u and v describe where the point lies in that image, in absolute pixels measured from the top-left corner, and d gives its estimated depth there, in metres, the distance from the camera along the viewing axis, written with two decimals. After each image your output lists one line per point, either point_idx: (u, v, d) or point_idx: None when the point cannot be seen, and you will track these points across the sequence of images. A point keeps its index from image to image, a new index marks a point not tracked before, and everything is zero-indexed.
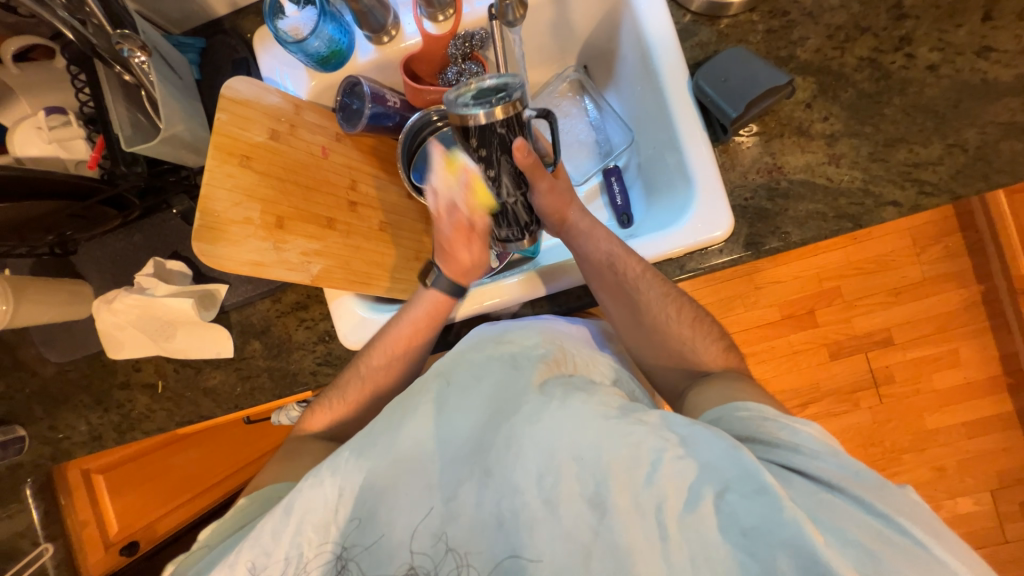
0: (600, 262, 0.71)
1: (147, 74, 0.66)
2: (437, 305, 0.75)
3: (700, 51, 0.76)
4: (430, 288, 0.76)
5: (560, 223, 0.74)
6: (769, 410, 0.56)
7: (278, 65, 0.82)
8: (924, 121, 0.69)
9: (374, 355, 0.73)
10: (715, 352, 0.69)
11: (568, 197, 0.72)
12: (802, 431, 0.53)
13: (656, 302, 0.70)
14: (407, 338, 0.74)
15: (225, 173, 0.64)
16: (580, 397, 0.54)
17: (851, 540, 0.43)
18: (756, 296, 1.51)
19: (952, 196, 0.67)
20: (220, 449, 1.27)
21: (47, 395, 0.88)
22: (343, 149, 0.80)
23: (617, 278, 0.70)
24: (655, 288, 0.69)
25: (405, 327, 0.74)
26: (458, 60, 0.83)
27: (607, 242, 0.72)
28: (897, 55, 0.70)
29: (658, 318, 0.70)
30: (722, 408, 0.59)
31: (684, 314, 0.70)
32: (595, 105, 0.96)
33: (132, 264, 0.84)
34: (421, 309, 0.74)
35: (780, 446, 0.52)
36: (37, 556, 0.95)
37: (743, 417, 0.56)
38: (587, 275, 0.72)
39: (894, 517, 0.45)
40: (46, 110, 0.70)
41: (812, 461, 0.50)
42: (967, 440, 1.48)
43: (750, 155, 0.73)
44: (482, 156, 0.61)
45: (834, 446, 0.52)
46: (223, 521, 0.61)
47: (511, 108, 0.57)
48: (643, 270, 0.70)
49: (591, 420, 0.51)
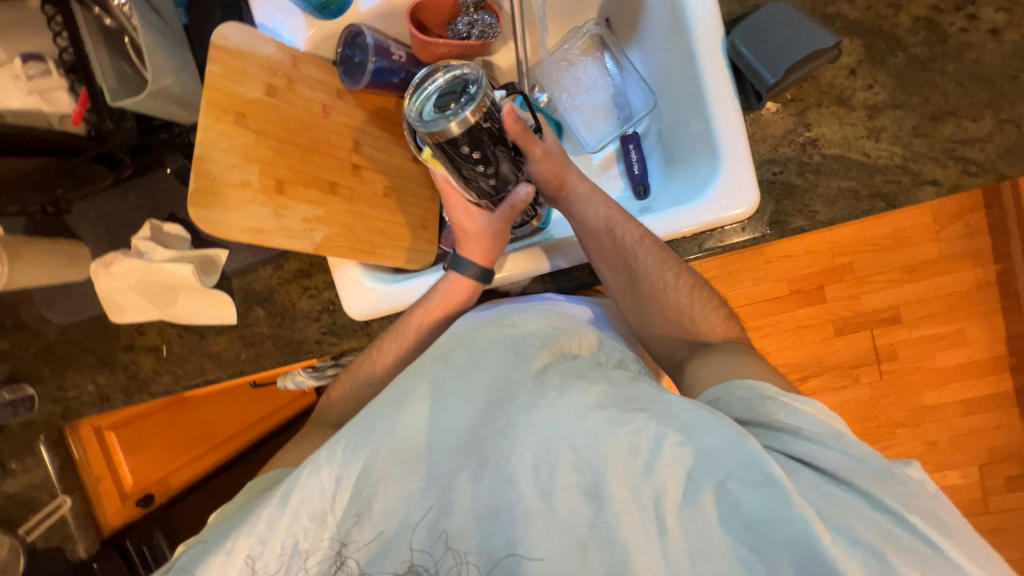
0: (597, 227, 0.68)
1: (128, 18, 0.61)
2: (454, 289, 0.71)
3: (739, 6, 0.69)
4: (452, 272, 0.72)
5: (559, 188, 0.71)
6: (769, 387, 0.54)
7: (273, 11, 0.76)
8: (977, 92, 0.63)
9: (388, 341, 0.72)
10: (714, 321, 0.67)
11: (565, 160, 0.70)
12: (803, 412, 0.51)
13: (653, 269, 0.66)
14: (422, 324, 0.71)
15: (219, 132, 0.60)
16: (579, 387, 0.53)
17: (860, 542, 0.42)
18: (765, 270, 1.48)
19: (997, 177, 0.63)
20: (233, 406, 1.34)
21: (51, 355, 0.87)
22: (345, 107, 0.75)
23: (614, 245, 0.67)
24: (652, 255, 0.66)
25: (422, 312, 0.71)
26: (470, 9, 0.76)
27: (606, 207, 0.69)
28: (957, 15, 0.63)
29: (656, 286, 0.67)
30: (721, 388, 0.57)
31: (683, 280, 0.67)
32: (616, 64, 0.89)
33: (127, 225, 0.81)
34: (439, 294, 0.71)
35: (782, 431, 0.50)
36: (55, 507, 0.96)
37: (741, 397, 0.54)
38: (584, 242, 0.69)
39: (905, 514, 0.43)
40: (22, 57, 0.64)
41: (815, 448, 0.48)
42: (962, 417, 1.49)
43: (781, 126, 0.67)
44: (478, 157, 0.60)
45: (837, 428, 0.50)
46: (230, 505, 0.61)
47: (482, 107, 0.55)
48: (642, 236, 0.66)
49: (588, 409, 0.50)
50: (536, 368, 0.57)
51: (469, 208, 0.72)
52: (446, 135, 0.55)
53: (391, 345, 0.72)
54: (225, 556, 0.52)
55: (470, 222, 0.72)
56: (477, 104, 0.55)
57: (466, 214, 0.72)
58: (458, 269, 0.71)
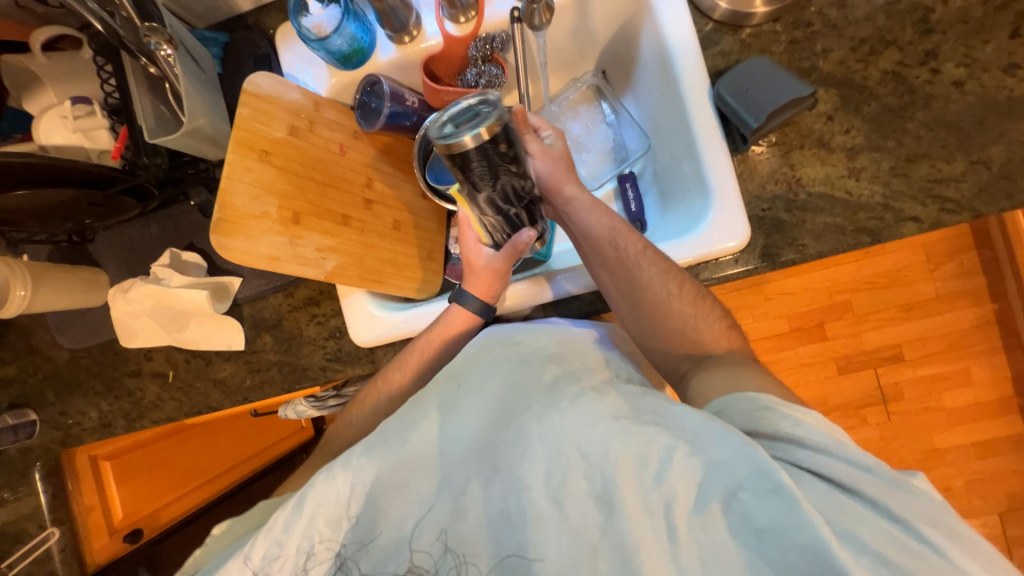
0: (601, 236, 0.71)
1: (172, 67, 0.67)
2: (456, 321, 0.73)
3: (723, 60, 0.76)
4: (453, 305, 0.74)
5: (554, 193, 0.74)
6: (771, 398, 0.54)
7: (300, 62, 0.83)
8: (947, 137, 0.68)
9: (395, 366, 0.74)
10: (717, 331, 0.68)
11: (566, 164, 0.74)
12: (803, 422, 0.51)
13: (656, 279, 0.68)
14: (426, 352, 0.73)
15: (244, 167, 0.65)
16: (591, 398, 0.54)
17: (867, 548, 0.43)
18: (764, 307, 1.50)
19: (974, 215, 0.66)
20: (224, 440, 1.34)
21: (58, 381, 0.88)
22: (360, 146, 0.80)
23: (616, 255, 0.69)
24: (655, 265, 0.68)
25: (423, 342, 0.73)
26: (478, 62, 0.83)
27: (609, 217, 0.72)
28: (922, 69, 0.70)
29: (658, 297, 0.68)
30: (722, 401, 0.57)
31: (686, 291, 0.68)
32: (613, 110, 0.96)
33: (148, 254, 0.84)
34: (443, 323, 0.73)
35: (785, 440, 0.50)
36: (43, 539, 0.94)
37: (742, 409, 0.54)
38: (585, 251, 0.72)
39: (913, 522, 0.44)
40: (72, 100, 0.71)
41: (818, 457, 0.48)
42: (976, 460, 1.45)
43: (768, 167, 0.72)
44: (513, 156, 0.57)
45: (839, 437, 0.50)
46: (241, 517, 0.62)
47: (497, 123, 0.52)
48: (644, 247, 0.69)
49: (598, 417, 0.52)
50: (548, 379, 0.59)
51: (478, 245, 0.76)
52: (464, 148, 0.51)
53: (394, 372, 0.73)
54: (241, 560, 0.53)
55: (477, 257, 0.76)
56: (497, 119, 0.51)
57: (476, 248, 0.76)
58: (460, 301, 0.74)
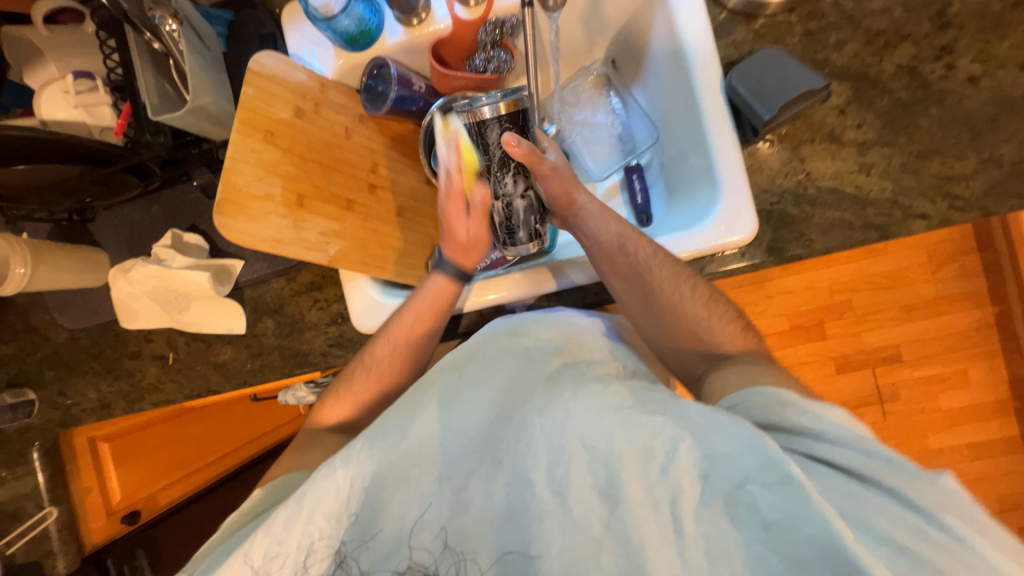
0: (610, 244, 0.70)
1: (176, 43, 0.66)
2: (440, 292, 0.73)
3: (735, 51, 0.75)
4: (435, 273, 0.74)
5: (568, 206, 0.72)
6: (788, 394, 0.55)
7: (306, 42, 0.81)
8: (959, 134, 0.68)
9: (380, 346, 0.72)
10: (733, 333, 0.68)
11: (572, 178, 0.71)
12: (825, 416, 0.51)
13: (668, 282, 0.67)
14: (411, 329, 0.72)
15: (249, 148, 0.64)
16: (593, 389, 0.54)
17: (884, 539, 0.42)
18: (765, 305, 1.50)
19: (983, 213, 0.66)
20: (222, 422, 1.33)
21: (57, 361, 0.88)
22: (365, 131, 0.79)
23: (628, 260, 0.68)
24: (666, 268, 0.68)
25: (405, 317, 0.72)
26: (487, 46, 0.82)
27: (618, 225, 0.71)
28: (936, 64, 0.69)
29: (672, 299, 0.68)
30: (738, 395, 0.58)
31: (699, 293, 0.68)
32: (621, 100, 0.96)
33: (148, 235, 0.84)
34: (426, 296, 0.72)
35: (803, 434, 0.50)
36: (41, 518, 0.95)
37: (760, 403, 0.55)
38: (596, 257, 0.70)
39: (935, 512, 0.43)
40: (74, 74, 0.70)
41: (834, 449, 0.48)
42: (970, 461, 1.46)
43: (777, 160, 0.71)
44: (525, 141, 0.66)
45: (860, 431, 0.50)
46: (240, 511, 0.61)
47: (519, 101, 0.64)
48: (654, 251, 0.69)
49: (603, 409, 0.52)
50: (550, 372, 0.59)
51: (456, 214, 0.71)
52: (481, 116, 0.62)
53: (382, 354, 0.72)
54: (240, 557, 0.51)
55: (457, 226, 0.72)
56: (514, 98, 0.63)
57: (454, 215, 0.71)
58: (441, 270, 0.73)
